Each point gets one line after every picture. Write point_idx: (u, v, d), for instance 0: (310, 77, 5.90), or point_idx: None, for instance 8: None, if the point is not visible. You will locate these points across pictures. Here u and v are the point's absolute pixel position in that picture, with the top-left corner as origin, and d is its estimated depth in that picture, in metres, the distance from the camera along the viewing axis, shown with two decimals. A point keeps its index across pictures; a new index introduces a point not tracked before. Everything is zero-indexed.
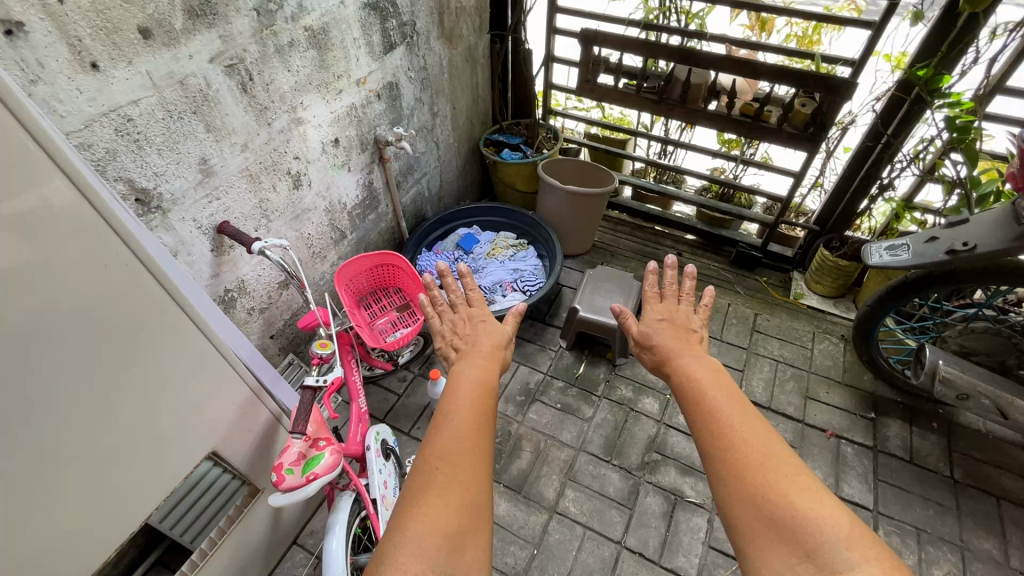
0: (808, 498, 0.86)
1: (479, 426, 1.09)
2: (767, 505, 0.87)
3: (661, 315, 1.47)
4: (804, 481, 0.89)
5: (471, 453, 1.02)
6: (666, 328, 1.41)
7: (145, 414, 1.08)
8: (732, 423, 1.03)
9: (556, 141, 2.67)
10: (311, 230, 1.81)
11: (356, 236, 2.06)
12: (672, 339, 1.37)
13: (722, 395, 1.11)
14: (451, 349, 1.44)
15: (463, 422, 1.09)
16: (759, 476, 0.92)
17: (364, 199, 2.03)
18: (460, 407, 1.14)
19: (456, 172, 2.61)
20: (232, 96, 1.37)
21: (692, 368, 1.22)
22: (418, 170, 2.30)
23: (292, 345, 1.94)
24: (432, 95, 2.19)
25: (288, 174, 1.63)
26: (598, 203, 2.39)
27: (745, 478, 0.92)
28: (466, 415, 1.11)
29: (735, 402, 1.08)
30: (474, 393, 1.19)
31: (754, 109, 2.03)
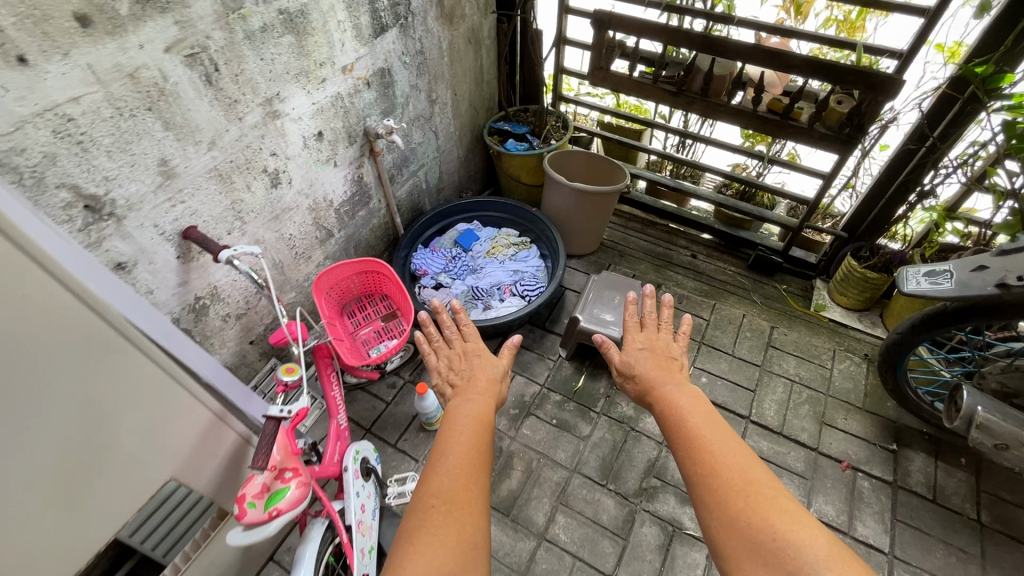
0: (782, 518, 0.86)
1: (475, 462, 1.07)
2: (748, 531, 0.86)
3: (644, 338, 1.41)
4: (775, 500, 0.89)
5: (469, 492, 1.01)
6: (650, 354, 1.35)
7: (93, 449, 0.98)
8: (714, 448, 1.01)
9: (565, 131, 2.49)
10: (292, 230, 1.68)
11: (345, 235, 1.93)
12: (654, 369, 1.30)
13: (702, 418, 1.09)
14: (448, 385, 1.41)
15: (460, 460, 1.07)
16: (737, 500, 0.90)
17: (354, 194, 1.89)
18: (455, 444, 1.11)
19: (456, 163, 2.45)
20: (195, 89, 1.23)
21: (674, 391, 1.19)
22: (414, 163, 2.15)
23: (275, 349, 1.84)
24: (430, 80, 2.02)
25: (264, 172, 1.50)
26: (607, 201, 2.22)
27: (726, 502, 0.91)
28: (461, 451, 1.10)
29: (713, 425, 1.07)
30: (472, 427, 1.17)
31: (783, 105, 1.82)
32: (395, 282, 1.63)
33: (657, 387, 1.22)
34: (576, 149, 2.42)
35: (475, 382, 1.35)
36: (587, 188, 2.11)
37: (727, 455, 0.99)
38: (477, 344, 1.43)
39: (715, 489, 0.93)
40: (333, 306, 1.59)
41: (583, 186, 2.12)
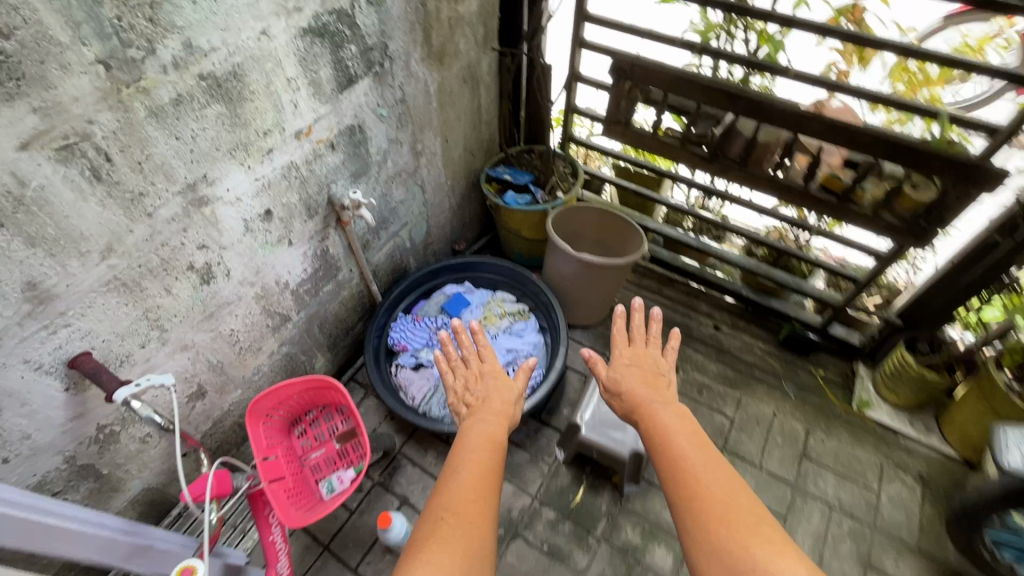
0: (764, 547, 0.83)
1: (480, 477, 1.07)
2: (731, 561, 0.83)
3: (634, 354, 1.33)
4: (758, 526, 0.86)
5: (471, 507, 1.00)
6: (639, 373, 1.29)
7: None
8: (699, 473, 0.97)
9: (575, 181, 2.15)
10: (233, 325, 1.38)
11: (305, 316, 1.63)
12: (643, 388, 1.23)
13: (689, 440, 1.05)
14: (464, 405, 1.38)
15: (467, 477, 1.07)
16: (721, 526, 0.87)
17: (317, 270, 1.59)
18: (464, 464, 1.11)
19: (447, 214, 2.13)
20: (75, 188, 0.92)
21: (665, 410, 1.15)
22: (394, 223, 1.83)
23: (218, 452, 1.55)
24: (415, 130, 1.70)
25: (191, 269, 1.19)
26: (618, 272, 1.89)
27: (712, 527, 0.88)
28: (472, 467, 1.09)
29: (698, 448, 1.03)
30: (482, 448, 1.16)
31: (844, 185, 1.46)
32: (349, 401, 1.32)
33: (649, 407, 1.16)
34: (585, 204, 2.08)
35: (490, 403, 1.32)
36: (594, 261, 1.79)
37: (711, 480, 0.95)
38: (492, 364, 1.44)
39: (701, 514, 0.90)
40: (272, 433, 1.28)
41: (591, 258, 1.80)
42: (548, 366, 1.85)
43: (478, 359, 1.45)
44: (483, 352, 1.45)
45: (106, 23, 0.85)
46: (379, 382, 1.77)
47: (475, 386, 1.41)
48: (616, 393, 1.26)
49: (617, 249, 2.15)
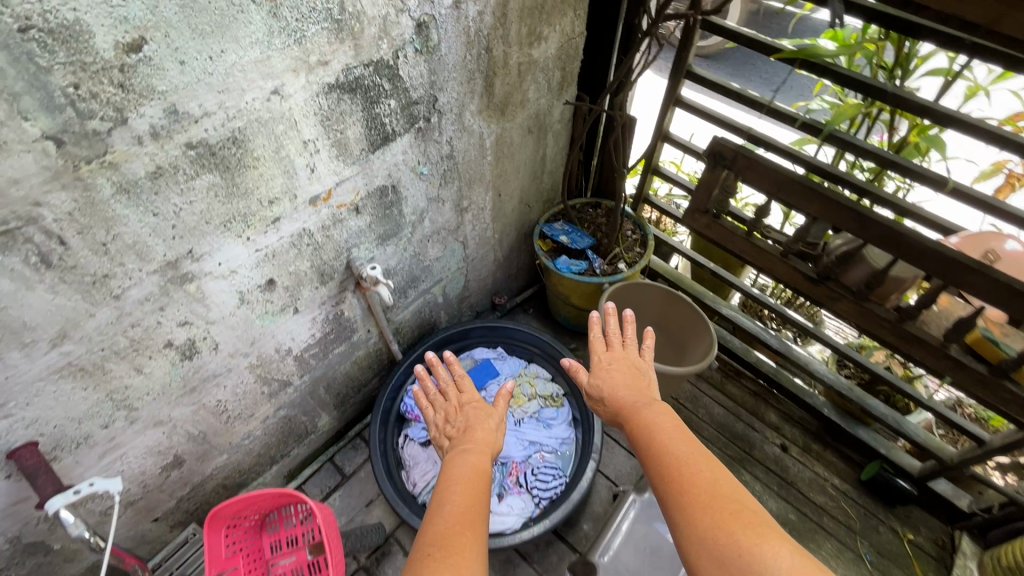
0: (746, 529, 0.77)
1: (465, 503, 1.03)
2: (716, 545, 0.77)
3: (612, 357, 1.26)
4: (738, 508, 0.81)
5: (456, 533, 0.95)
6: (623, 373, 1.22)
7: None
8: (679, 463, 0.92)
9: (642, 253, 1.85)
10: (220, 396, 1.22)
11: (310, 378, 1.46)
12: (626, 393, 1.16)
13: (670, 430, 1.00)
14: (447, 438, 1.29)
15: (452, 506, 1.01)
16: (702, 511, 0.82)
17: (328, 334, 1.40)
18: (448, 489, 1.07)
19: (491, 267, 1.90)
20: (15, 278, 0.76)
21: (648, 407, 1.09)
22: (426, 280, 1.62)
23: (197, 512, 1.43)
24: (462, 186, 1.47)
25: (170, 346, 1.03)
26: (673, 377, 1.58)
27: (698, 519, 0.81)
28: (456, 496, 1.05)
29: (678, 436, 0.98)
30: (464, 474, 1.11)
31: (1004, 357, 1.09)
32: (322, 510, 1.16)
33: (633, 406, 1.10)
34: (650, 283, 1.79)
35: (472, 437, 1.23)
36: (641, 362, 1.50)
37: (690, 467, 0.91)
38: (472, 395, 1.35)
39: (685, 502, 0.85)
40: (232, 536, 1.12)
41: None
42: (571, 473, 1.58)
43: (457, 391, 1.36)
44: (460, 381, 1.37)
45: (58, 93, 0.68)
46: (381, 458, 1.58)
47: (455, 418, 1.32)
48: (599, 400, 1.19)
49: (679, 340, 1.83)
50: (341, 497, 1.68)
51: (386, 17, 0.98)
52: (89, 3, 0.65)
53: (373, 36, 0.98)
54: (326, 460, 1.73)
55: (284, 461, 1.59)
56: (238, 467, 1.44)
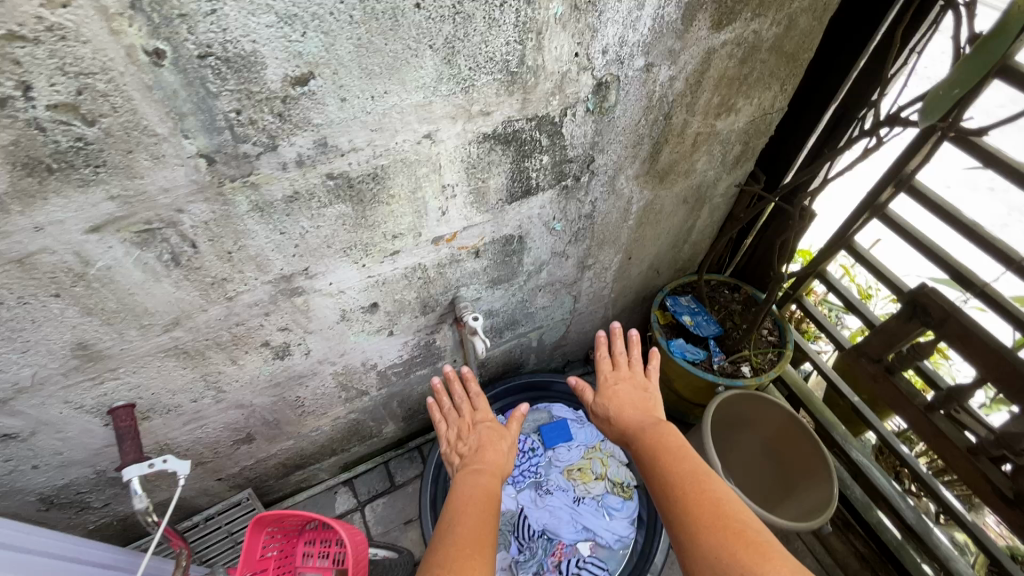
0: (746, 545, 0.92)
1: (479, 519, 1.07)
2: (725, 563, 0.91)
3: (617, 378, 1.38)
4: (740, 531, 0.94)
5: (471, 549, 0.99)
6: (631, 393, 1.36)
7: None
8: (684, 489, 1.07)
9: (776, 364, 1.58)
10: (301, 393, 1.24)
11: (386, 392, 1.44)
12: (632, 411, 1.31)
13: (675, 455, 1.15)
14: (458, 455, 1.31)
15: (468, 527, 1.04)
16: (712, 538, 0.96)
17: (416, 358, 1.37)
18: (462, 507, 1.11)
19: (596, 323, 1.76)
20: (146, 270, 0.78)
21: (654, 427, 1.25)
22: (526, 325, 1.53)
23: (256, 479, 1.49)
24: (592, 245, 1.34)
25: (266, 346, 1.05)
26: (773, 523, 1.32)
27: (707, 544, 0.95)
28: (472, 516, 1.08)
29: (680, 462, 1.13)
30: (475, 494, 1.14)
31: None
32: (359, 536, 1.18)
33: (641, 427, 1.28)
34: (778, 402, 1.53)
35: (484, 457, 1.26)
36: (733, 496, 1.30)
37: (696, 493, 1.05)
38: (484, 412, 1.35)
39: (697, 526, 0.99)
40: (270, 536, 1.11)
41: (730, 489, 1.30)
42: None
43: (471, 408, 1.36)
44: (475, 398, 1.36)
45: (220, 117, 0.66)
46: (431, 487, 1.55)
47: (465, 437, 1.34)
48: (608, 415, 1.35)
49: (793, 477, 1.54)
50: (384, 505, 1.69)
51: (566, 73, 0.88)
52: (269, 36, 0.62)
53: (545, 92, 0.88)
54: (381, 462, 1.75)
55: (343, 454, 1.62)
56: (302, 452, 1.48)
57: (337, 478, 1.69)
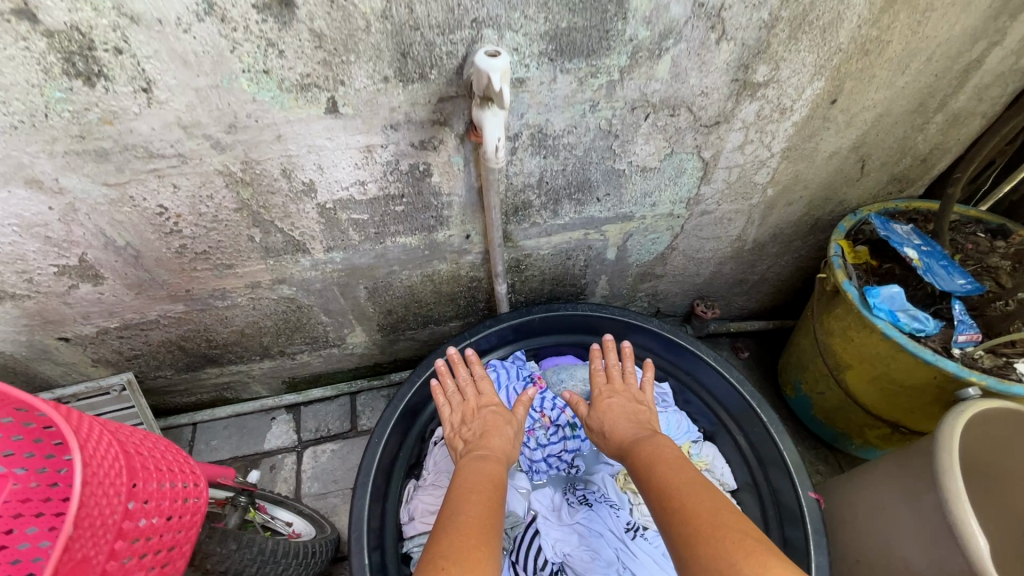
0: (755, 562, 0.50)
1: (487, 506, 0.65)
2: None
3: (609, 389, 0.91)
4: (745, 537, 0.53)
5: (477, 543, 0.57)
6: (622, 405, 0.87)
7: None
8: (673, 490, 0.64)
9: None
10: (168, 202, 0.68)
11: (345, 263, 0.85)
12: (625, 426, 0.83)
13: (669, 460, 0.71)
14: (461, 444, 0.83)
15: (474, 513, 0.63)
16: (707, 549, 0.54)
17: (395, 204, 0.77)
18: (459, 489, 0.69)
19: (721, 249, 1.05)
20: None
21: (647, 439, 0.78)
22: (604, 202, 0.86)
23: (145, 363, 0.98)
24: (776, 25, 0.64)
25: (30, 26, 0.48)
26: None
27: (702, 559, 0.53)
28: (478, 503, 0.65)
29: (676, 465, 0.69)
30: (482, 478, 0.71)
31: None
32: (160, 479, 0.56)
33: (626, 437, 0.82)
34: None
35: (490, 441, 0.80)
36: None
37: (692, 497, 0.62)
38: (494, 396, 0.88)
39: (693, 533, 0.56)
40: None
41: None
42: None
43: (475, 389, 0.89)
44: (483, 379, 0.90)
45: None
46: (391, 439, 0.93)
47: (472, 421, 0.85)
48: (600, 432, 0.86)
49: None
50: (332, 456, 1.12)
51: None
52: None
53: None
54: (346, 394, 1.18)
55: (286, 361, 1.07)
56: (210, 333, 0.94)
57: (279, 399, 1.15)
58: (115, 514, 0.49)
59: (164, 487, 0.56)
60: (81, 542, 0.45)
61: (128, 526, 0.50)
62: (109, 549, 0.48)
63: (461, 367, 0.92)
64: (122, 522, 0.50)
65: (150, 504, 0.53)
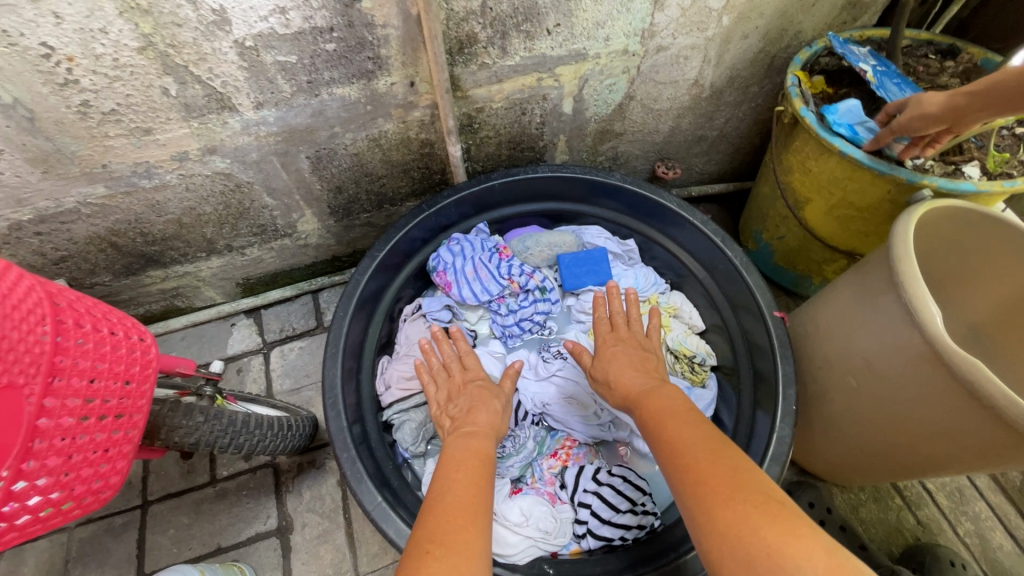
0: (785, 529, 0.44)
1: (476, 483, 0.56)
2: (756, 558, 0.44)
3: (615, 335, 0.80)
4: (768, 499, 0.47)
5: (466, 522, 0.50)
6: (628, 353, 0.76)
7: None
8: (687, 449, 0.55)
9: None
10: (52, 40, 0.58)
11: (281, 124, 0.78)
12: (631, 375, 0.71)
13: (679, 412, 0.62)
14: (447, 421, 0.72)
15: (463, 493, 0.54)
16: (729, 511, 0.48)
17: (324, 41, 0.69)
18: (441, 469, 0.59)
19: (680, 97, 1.01)
20: None
21: (656, 389, 0.67)
22: (554, 36, 0.80)
23: (75, 268, 0.89)
24: None
25: None
26: (1008, 444, 0.62)
27: (721, 524, 0.47)
28: (468, 475, 0.57)
29: (687, 420, 0.60)
30: (469, 453, 0.61)
31: None
32: (96, 324, 0.50)
33: (638, 389, 0.69)
34: None
35: (478, 416, 0.69)
36: (963, 375, 0.60)
37: (705, 455, 0.54)
38: (482, 371, 0.79)
39: (704, 498, 0.50)
40: None
41: (963, 364, 0.60)
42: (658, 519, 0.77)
43: (460, 364, 0.80)
44: (468, 354, 0.81)
45: None
46: (354, 323, 0.87)
47: (458, 397, 0.74)
48: (604, 383, 0.75)
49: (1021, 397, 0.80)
50: (301, 353, 1.08)
51: None
52: None
53: None
54: (308, 293, 1.13)
55: (236, 258, 1.01)
56: (140, 223, 0.86)
57: (237, 304, 1.09)
58: (42, 346, 0.44)
59: (102, 334, 0.51)
60: (4, 366, 0.40)
61: (62, 363, 0.46)
62: (42, 383, 0.43)
63: (448, 343, 0.83)
64: (54, 358, 0.45)
65: (81, 340, 0.48)
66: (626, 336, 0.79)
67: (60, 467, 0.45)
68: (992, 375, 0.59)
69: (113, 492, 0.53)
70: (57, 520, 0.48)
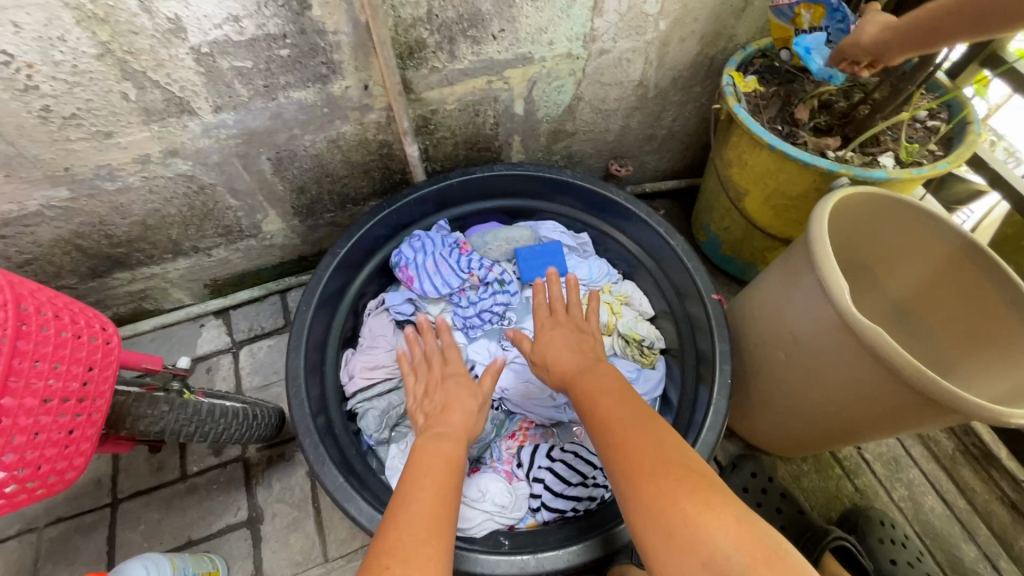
0: (702, 501, 0.49)
1: (441, 493, 0.59)
2: (674, 529, 0.48)
3: (552, 321, 0.85)
4: (687, 475, 0.51)
5: (429, 537, 0.53)
6: (566, 335, 0.81)
7: None
8: (621, 428, 0.60)
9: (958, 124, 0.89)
10: (12, 47, 0.61)
11: (240, 127, 0.81)
12: (567, 356, 0.77)
13: (613, 395, 0.66)
14: (422, 416, 0.76)
15: (425, 504, 0.57)
16: (653, 486, 0.52)
17: (279, 47, 0.73)
18: (407, 475, 0.62)
19: (626, 98, 1.07)
20: None
21: (588, 369, 0.73)
22: (500, 42, 0.85)
23: (40, 271, 0.91)
24: None
25: None
26: (915, 405, 0.68)
27: (645, 499, 0.51)
28: (430, 483, 0.60)
29: (621, 402, 0.64)
30: (437, 459, 0.64)
31: None
32: (57, 312, 0.54)
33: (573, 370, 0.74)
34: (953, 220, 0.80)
35: (451, 415, 0.72)
36: (872, 345, 0.66)
37: (636, 434, 0.58)
38: (460, 365, 0.82)
39: (633, 478, 0.54)
40: None
41: (870, 335, 0.66)
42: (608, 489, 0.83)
43: (442, 358, 0.84)
44: (450, 347, 0.84)
45: None
46: (317, 318, 0.90)
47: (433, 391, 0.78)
48: (540, 366, 0.80)
49: (932, 366, 0.88)
50: (270, 350, 1.11)
51: None
52: None
53: None
54: (276, 293, 1.15)
55: (202, 259, 1.04)
56: (105, 225, 0.88)
57: (205, 305, 1.12)
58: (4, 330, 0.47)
59: (63, 321, 0.54)
60: None
61: (25, 346, 0.49)
62: (5, 364, 0.46)
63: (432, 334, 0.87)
64: (16, 341, 0.48)
65: (43, 325, 0.51)
66: (564, 321, 0.84)
67: (24, 445, 0.48)
68: (898, 347, 0.65)
69: (76, 474, 0.56)
70: (22, 498, 0.51)
